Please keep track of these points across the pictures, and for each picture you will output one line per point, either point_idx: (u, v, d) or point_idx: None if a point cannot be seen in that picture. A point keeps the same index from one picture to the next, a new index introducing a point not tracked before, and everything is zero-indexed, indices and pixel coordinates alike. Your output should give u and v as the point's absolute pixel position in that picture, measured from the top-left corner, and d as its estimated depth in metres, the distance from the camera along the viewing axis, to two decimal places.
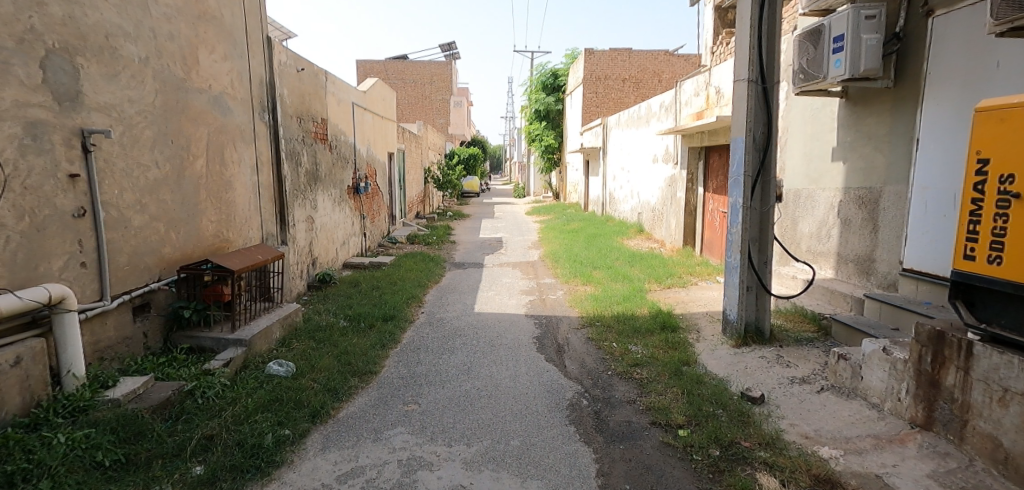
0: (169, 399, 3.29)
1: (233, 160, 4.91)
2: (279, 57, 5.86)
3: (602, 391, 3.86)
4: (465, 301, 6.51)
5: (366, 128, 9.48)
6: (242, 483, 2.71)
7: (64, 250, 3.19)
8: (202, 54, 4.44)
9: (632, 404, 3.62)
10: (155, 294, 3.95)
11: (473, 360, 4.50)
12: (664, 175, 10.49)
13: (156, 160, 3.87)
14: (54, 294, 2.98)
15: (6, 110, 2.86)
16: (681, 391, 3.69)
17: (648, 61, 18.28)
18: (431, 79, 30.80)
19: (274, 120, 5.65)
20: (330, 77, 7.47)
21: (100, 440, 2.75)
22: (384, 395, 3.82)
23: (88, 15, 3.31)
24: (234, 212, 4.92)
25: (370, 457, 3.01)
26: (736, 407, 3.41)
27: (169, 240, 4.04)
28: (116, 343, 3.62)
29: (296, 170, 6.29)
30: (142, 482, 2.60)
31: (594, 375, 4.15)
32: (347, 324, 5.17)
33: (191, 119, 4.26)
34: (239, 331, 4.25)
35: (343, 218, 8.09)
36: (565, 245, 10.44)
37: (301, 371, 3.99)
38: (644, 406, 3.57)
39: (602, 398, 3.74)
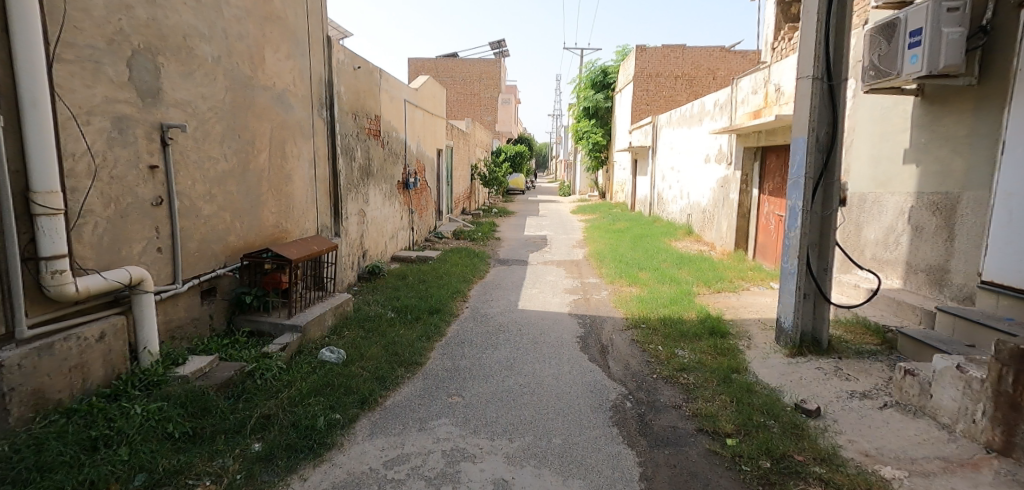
0: (231, 379, 3.50)
1: (293, 154, 5.13)
2: (338, 55, 6.06)
3: (647, 394, 3.82)
4: (509, 297, 6.57)
5: (416, 126, 9.67)
6: (295, 462, 2.86)
7: (143, 236, 3.43)
8: (268, 54, 4.67)
9: (677, 410, 3.57)
10: (220, 279, 4.20)
11: (516, 356, 4.55)
12: (716, 176, 10.20)
13: (224, 153, 4.11)
14: (134, 276, 3.21)
15: (97, 105, 3.09)
16: (730, 399, 3.61)
17: (702, 57, 17.81)
18: (480, 76, 31.01)
19: (330, 116, 5.87)
20: (384, 75, 7.68)
21: (171, 413, 2.95)
22: (429, 385, 3.92)
23: (169, 18, 3.54)
24: (292, 204, 5.15)
25: (415, 445, 3.10)
26: (789, 419, 3.31)
27: (233, 229, 4.29)
28: (186, 323, 3.87)
29: (350, 164, 6.50)
30: (207, 454, 2.79)
31: (638, 378, 4.11)
32: (395, 316, 5.32)
33: (256, 115, 4.48)
34: (294, 317, 4.45)
35: (393, 212, 8.31)
36: (610, 244, 10.31)
37: (351, 359, 4.14)
38: (690, 412, 3.51)
39: (647, 402, 3.70)
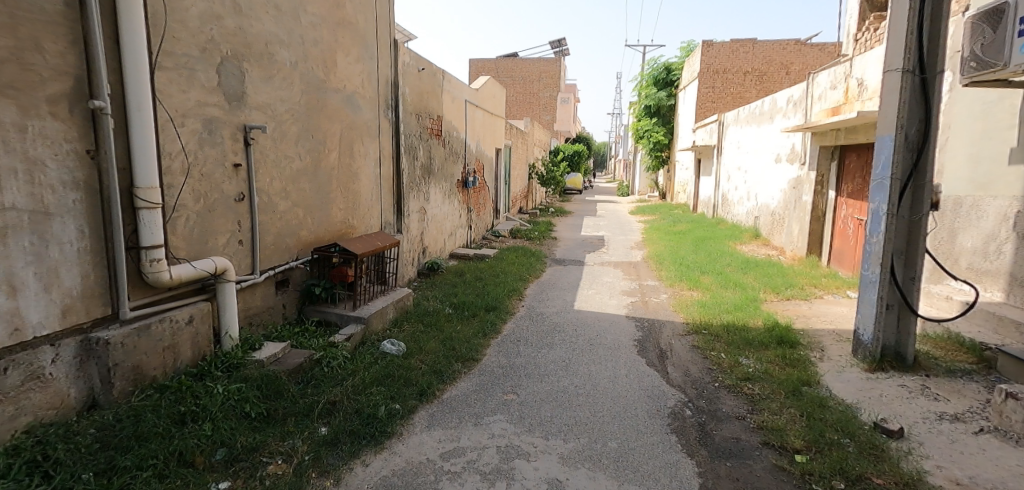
0: (301, 365, 3.72)
1: (360, 154, 5.36)
2: (404, 58, 6.27)
3: (708, 403, 3.73)
4: (565, 297, 6.58)
5: (476, 126, 9.84)
6: (359, 447, 3.00)
7: (227, 229, 3.70)
8: (340, 58, 4.90)
9: (741, 421, 3.46)
10: (293, 271, 4.46)
11: (572, 357, 4.56)
12: (788, 176, 9.74)
13: (298, 153, 4.37)
14: (218, 266, 3.47)
15: (191, 109, 3.37)
16: (799, 413, 3.47)
17: (774, 51, 17.06)
18: (540, 75, 31.03)
19: (395, 117, 6.08)
20: (447, 76, 7.87)
21: (248, 394, 3.17)
22: (485, 381, 4.01)
23: (253, 26, 3.80)
24: (359, 201, 5.38)
25: (471, 440, 3.18)
26: (867, 439, 3.14)
27: (305, 224, 4.54)
28: (262, 311, 4.14)
29: (413, 163, 6.71)
30: (279, 435, 2.98)
31: (699, 386, 4.02)
32: (453, 311, 5.45)
33: (327, 116, 4.72)
34: (359, 309, 4.66)
35: (452, 210, 8.49)
36: (671, 247, 10.09)
37: (410, 352, 4.29)
38: (755, 424, 3.40)
39: (708, 411, 3.62)
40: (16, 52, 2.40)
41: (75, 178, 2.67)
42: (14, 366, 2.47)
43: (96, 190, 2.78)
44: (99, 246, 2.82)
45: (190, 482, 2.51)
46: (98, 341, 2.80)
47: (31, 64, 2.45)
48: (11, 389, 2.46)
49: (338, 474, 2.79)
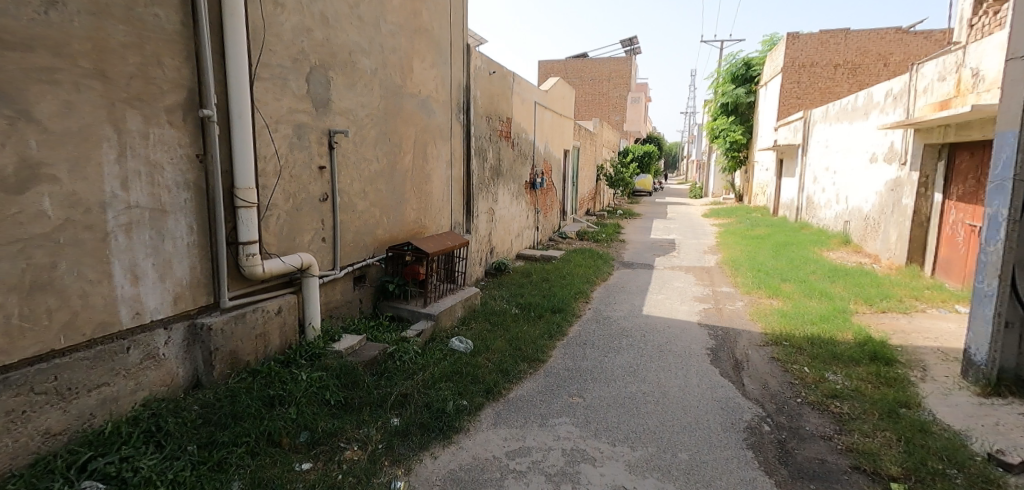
0: (376, 358, 3.91)
1: (433, 156, 5.55)
2: (476, 62, 6.43)
3: (789, 419, 3.56)
4: (634, 301, 6.48)
5: (545, 127, 9.87)
6: (428, 440, 3.13)
7: (312, 227, 3.95)
8: (416, 63, 5.10)
9: (827, 441, 3.28)
10: (369, 268, 4.70)
11: (641, 362, 4.49)
12: (886, 177, 9.05)
13: (376, 155, 4.59)
14: (304, 261, 3.72)
15: (283, 115, 3.64)
16: (896, 438, 3.23)
17: (870, 42, 15.92)
18: (610, 75, 30.61)
19: (467, 120, 6.24)
20: (517, 78, 7.97)
21: (329, 382, 3.37)
22: (551, 383, 4.03)
23: (339, 37, 4.04)
24: (431, 201, 5.57)
25: (537, 440, 3.22)
26: (979, 472, 2.88)
27: (381, 223, 4.77)
28: (341, 304, 4.39)
29: (483, 165, 6.85)
30: (356, 422, 3.16)
31: (779, 400, 3.83)
32: (519, 312, 5.52)
33: (403, 120, 4.93)
34: (429, 306, 4.82)
35: (519, 211, 8.58)
36: (749, 252, 9.65)
37: (478, 350, 4.40)
38: (843, 446, 3.20)
39: (789, 428, 3.45)
40: (142, 68, 2.69)
41: (186, 179, 2.96)
42: (135, 346, 2.77)
43: (203, 190, 3.07)
44: (205, 240, 3.12)
45: (277, 460, 2.72)
46: (202, 327, 3.09)
47: (153, 78, 2.75)
48: (132, 367, 2.77)
49: (408, 463, 2.91)
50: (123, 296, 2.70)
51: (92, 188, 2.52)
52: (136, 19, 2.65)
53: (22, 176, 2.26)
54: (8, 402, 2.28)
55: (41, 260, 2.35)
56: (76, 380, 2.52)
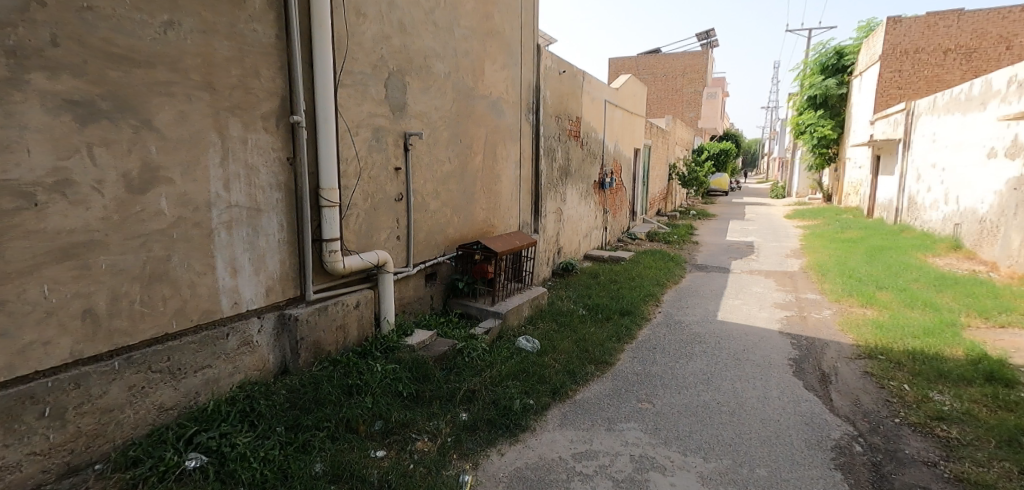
0: (445, 354, 4.03)
1: (502, 156, 5.64)
2: (546, 62, 6.45)
3: (886, 441, 3.31)
4: (707, 306, 6.27)
5: (615, 126, 9.74)
6: (495, 437, 3.20)
7: (388, 225, 4.14)
8: (487, 66, 5.21)
9: (930, 467, 3.02)
10: (440, 266, 4.86)
11: (714, 370, 4.35)
12: (1009, 174, 8.15)
13: (448, 156, 4.73)
14: (380, 258, 3.90)
15: (364, 119, 3.83)
16: (1016, 469, 2.92)
17: (987, 23, 14.43)
18: (685, 70, 29.63)
19: (536, 120, 6.28)
20: (588, 76, 7.92)
21: (402, 375, 3.52)
22: (619, 387, 3.99)
23: (415, 42, 4.20)
24: (499, 201, 5.66)
25: (604, 445, 3.21)
26: None
27: (452, 222, 4.91)
28: (413, 300, 4.56)
29: (551, 164, 6.87)
30: (426, 415, 3.28)
31: (874, 419, 3.58)
32: (587, 313, 5.49)
33: (474, 122, 5.05)
34: (497, 304, 4.91)
35: (588, 211, 8.52)
36: (839, 256, 9.03)
37: (544, 350, 4.43)
38: (950, 474, 2.95)
39: (885, 450, 3.21)
40: (242, 79, 2.95)
41: (277, 181, 3.20)
42: (232, 333, 3.03)
43: (292, 190, 3.31)
44: (293, 237, 3.35)
45: (355, 446, 2.88)
46: (289, 318, 3.33)
47: (251, 88, 3.00)
48: (230, 351, 3.03)
49: (476, 458, 3.00)
50: (223, 287, 2.96)
51: (200, 189, 2.78)
52: (238, 34, 2.90)
53: (144, 178, 2.55)
54: (130, 377, 2.57)
55: (158, 253, 2.63)
56: (185, 361, 2.80)
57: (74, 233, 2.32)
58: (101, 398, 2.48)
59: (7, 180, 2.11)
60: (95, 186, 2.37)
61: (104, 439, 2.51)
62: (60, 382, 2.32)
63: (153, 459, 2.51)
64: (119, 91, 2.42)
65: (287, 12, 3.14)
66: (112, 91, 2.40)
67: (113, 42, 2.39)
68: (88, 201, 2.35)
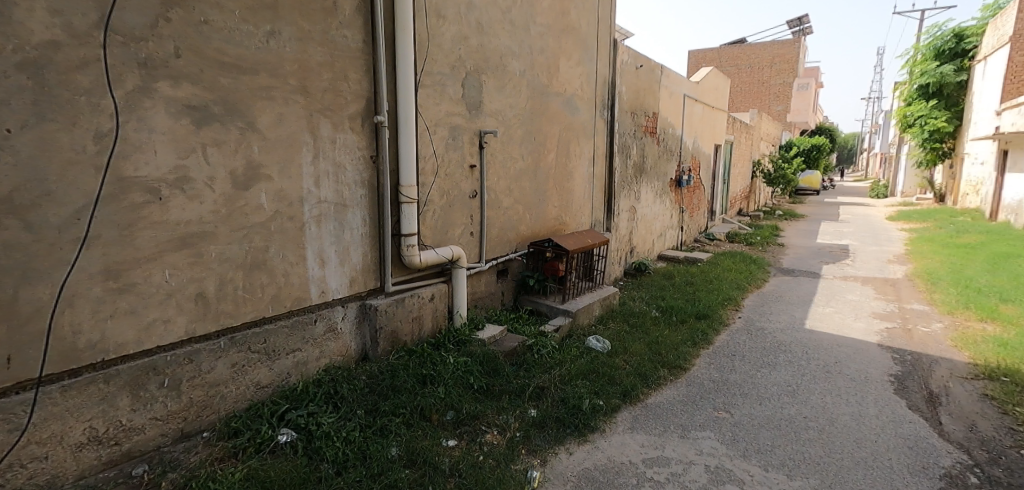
0: (515, 349, 4.08)
1: (576, 153, 5.62)
2: (623, 57, 6.34)
3: (1006, 474, 2.99)
4: (794, 313, 5.91)
5: (694, 121, 9.40)
6: (565, 435, 3.21)
7: (462, 222, 4.25)
8: (562, 62, 5.20)
9: None
10: (512, 262, 4.93)
11: (800, 382, 4.11)
12: None
13: (521, 154, 4.79)
14: (454, 253, 4.02)
15: (442, 118, 3.96)
16: None
17: None
18: (773, 61, 28.00)
19: (611, 116, 6.20)
20: (666, 70, 7.70)
21: (473, 368, 3.61)
22: (694, 393, 3.88)
23: (492, 42, 4.29)
24: (572, 199, 5.65)
25: (677, 452, 3.13)
26: None
27: (524, 220, 4.97)
28: (485, 296, 4.66)
29: (626, 162, 6.76)
30: (496, 409, 3.35)
31: (991, 448, 3.24)
32: (660, 315, 5.36)
33: (549, 119, 5.08)
34: (567, 303, 4.91)
35: (663, 210, 8.29)
36: (953, 263, 8.20)
37: (615, 351, 4.38)
38: None
39: (1004, 483, 2.90)
40: (333, 82, 3.14)
41: (362, 178, 3.39)
42: (320, 319, 3.25)
43: (374, 187, 3.49)
44: (374, 231, 3.53)
45: (428, 434, 3.00)
46: (370, 308, 3.51)
47: (340, 90, 3.19)
48: (317, 336, 3.25)
49: (544, 454, 3.03)
50: (312, 277, 3.18)
51: (294, 185, 3.01)
52: (330, 40, 3.10)
53: (248, 175, 2.79)
54: (233, 356, 2.83)
55: (258, 244, 2.87)
56: (278, 344, 3.04)
57: (190, 225, 2.59)
58: (209, 373, 2.75)
59: (138, 177, 2.39)
60: (208, 183, 2.63)
61: (211, 409, 2.79)
62: (176, 356, 2.61)
63: (251, 431, 2.75)
64: (229, 96, 2.67)
65: (373, 18, 3.31)
66: (222, 96, 2.64)
67: (225, 51, 2.63)
68: (202, 196, 2.61)
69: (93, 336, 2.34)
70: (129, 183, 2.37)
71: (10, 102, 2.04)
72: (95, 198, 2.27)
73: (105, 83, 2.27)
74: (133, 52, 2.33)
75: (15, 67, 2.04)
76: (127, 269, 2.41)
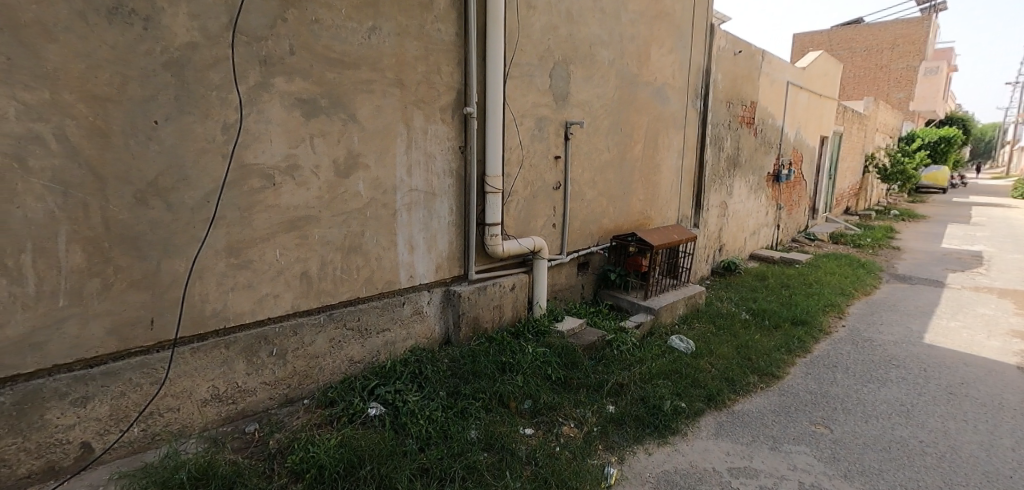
0: (594, 344, 4.02)
1: (664, 145, 5.45)
2: (720, 42, 6.04)
3: None
4: (909, 325, 5.37)
5: (798, 110, 8.75)
6: (644, 435, 3.16)
7: (545, 213, 4.28)
8: (654, 50, 5.06)
9: None
10: (593, 256, 4.90)
11: (915, 403, 3.73)
12: None
13: (607, 145, 4.73)
14: (536, 244, 4.06)
15: (529, 109, 4.00)
16: None
17: None
18: (894, 43, 25.35)
19: (704, 106, 5.94)
20: (768, 56, 7.23)
21: (552, 359, 3.63)
22: (788, 404, 3.66)
23: (581, 31, 4.26)
24: (658, 192, 5.50)
25: (766, 464, 2.98)
26: None
27: (607, 213, 4.91)
28: (565, 288, 4.67)
29: (718, 154, 6.45)
30: (573, 401, 3.36)
31: None
32: (751, 318, 5.09)
33: (637, 110, 4.97)
34: (650, 299, 4.79)
35: (757, 206, 7.83)
36: None
37: (700, 352, 4.21)
38: None
39: None
40: (427, 75, 3.28)
41: (450, 167, 3.51)
42: (407, 302, 3.43)
43: (461, 177, 3.60)
44: (460, 220, 3.65)
45: (506, 420, 3.07)
46: (453, 294, 3.64)
47: (433, 83, 3.33)
48: (405, 318, 3.43)
49: (621, 452, 3.01)
50: (402, 262, 3.35)
51: (389, 174, 3.19)
52: (425, 35, 3.24)
53: (348, 164, 2.99)
54: (331, 331, 3.06)
55: (355, 229, 3.08)
56: (370, 323, 3.24)
57: (298, 209, 2.82)
58: (310, 346, 3.00)
59: (255, 164, 2.65)
60: (313, 170, 2.85)
61: (311, 379, 3.04)
62: (283, 328, 2.87)
63: (344, 402, 2.96)
64: (334, 90, 2.87)
65: (466, 12, 3.41)
66: (329, 90, 2.85)
67: (331, 47, 2.83)
68: (308, 183, 2.84)
69: (217, 305, 2.63)
70: (248, 170, 2.63)
71: (158, 97, 2.33)
72: (221, 183, 2.55)
73: (232, 79, 2.53)
74: (255, 50, 2.58)
75: (162, 66, 2.33)
76: (245, 247, 2.68)
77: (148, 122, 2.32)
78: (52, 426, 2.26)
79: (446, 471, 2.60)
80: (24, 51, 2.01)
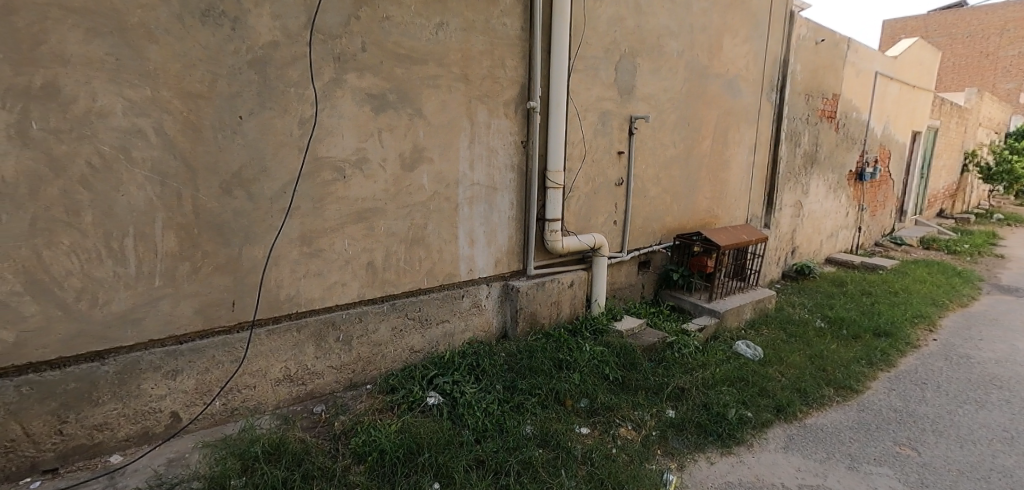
0: (654, 345, 3.92)
1: (735, 141, 5.22)
2: (800, 30, 5.71)
3: None
4: (1014, 342, 4.84)
5: (887, 103, 8.11)
6: (706, 443, 3.05)
7: (606, 209, 4.22)
8: (726, 40, 4.86)
9: None
10: (655, 254, 4.78)
11: (1021, 429, 3.36)
12: None
13: (673, 141, 4.60)
14: (596, 242, 4.01)
15: (593, 104, 3.95)
16: None
17: None
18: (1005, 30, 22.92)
19: (780, 99, 5.64)
20: (854, 45, 6.75)
21: (609, 358, 3.58)
22: (867, 421, 3.41)
23: (649, 22, 4.16)
24: (726, 190, 5.28)
25: (842, 484, 2.79)
26: None
27: (671, 211, 4.77)
28: (625, 287, 4.58)
29: (794, 150, 6.10)
30: (631, 403, 3.29)
31: None
32: (826, 326, 4.77)
33: (706, 103, 4.79)
34: (714, 302, 4.61)
35: (837, 206, 7.33)
36: None
37: (768, 360, 4.01)
38: None
39: None
40: (491, 70, 3.33)
41: (512, 162, 3.55)
42: (466, 295, 3.50)
43: (523, 171, 3.62)
44: (520, 215, 3.68)
45: (562, 418, 3.06)
46: (512, 288, 3.67)
47: (497, 77, 3.37)
48: (463, 310, 3.50)
49: (681, 459, 2.92)
50: (462, 255, 3.43)
51: (452, 168, 3.26)
52: (491, 29, 3.28)
53: (414, 157, 3.09)
54: (393, 320, 3.18)
55: (418, 221, 3.17)
56: (431, 313, 3.34)
57: (365, 201, 2.95)
58: (374, 333, 3.13)
59: (328, 157, 2.79)
60: (381, 163, 2.97)
61: (373, 365, 3.17)
62: (350, 314, 3.02)
63: (404, 390, 3.06)
64: (402, 85, 2.98)
65: (532, 5, 3.43)
66: (397, 85, 2.96)
67: (401, 44, 2.94)
68: (376, 175, 2.96)
69: (291, 290, 2.80)
70: (322, 162, 2.78)
71: (243, 94, 2.52)
72: (297, 174, 2.71)
73: (308, 76, 2.68)
74: (329, 48, 2.72)
75: (247, 64, 2.51)
76: (317, 236, 2.83)
77: (234, 117, 2.50)
78: (147, 396, 2.49)
79: (501, 464, 2.63)
80: (131, 53, 2.23)
